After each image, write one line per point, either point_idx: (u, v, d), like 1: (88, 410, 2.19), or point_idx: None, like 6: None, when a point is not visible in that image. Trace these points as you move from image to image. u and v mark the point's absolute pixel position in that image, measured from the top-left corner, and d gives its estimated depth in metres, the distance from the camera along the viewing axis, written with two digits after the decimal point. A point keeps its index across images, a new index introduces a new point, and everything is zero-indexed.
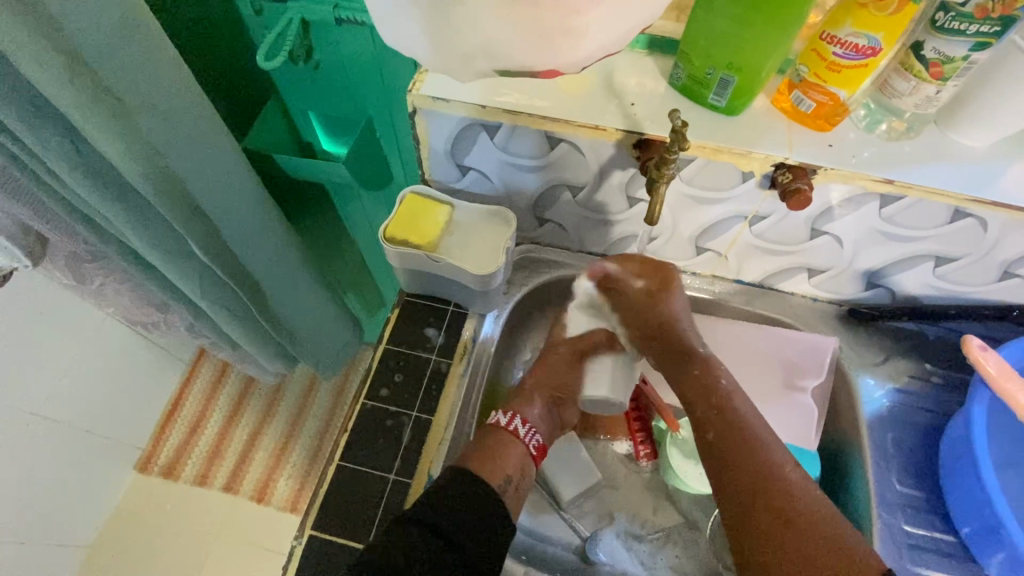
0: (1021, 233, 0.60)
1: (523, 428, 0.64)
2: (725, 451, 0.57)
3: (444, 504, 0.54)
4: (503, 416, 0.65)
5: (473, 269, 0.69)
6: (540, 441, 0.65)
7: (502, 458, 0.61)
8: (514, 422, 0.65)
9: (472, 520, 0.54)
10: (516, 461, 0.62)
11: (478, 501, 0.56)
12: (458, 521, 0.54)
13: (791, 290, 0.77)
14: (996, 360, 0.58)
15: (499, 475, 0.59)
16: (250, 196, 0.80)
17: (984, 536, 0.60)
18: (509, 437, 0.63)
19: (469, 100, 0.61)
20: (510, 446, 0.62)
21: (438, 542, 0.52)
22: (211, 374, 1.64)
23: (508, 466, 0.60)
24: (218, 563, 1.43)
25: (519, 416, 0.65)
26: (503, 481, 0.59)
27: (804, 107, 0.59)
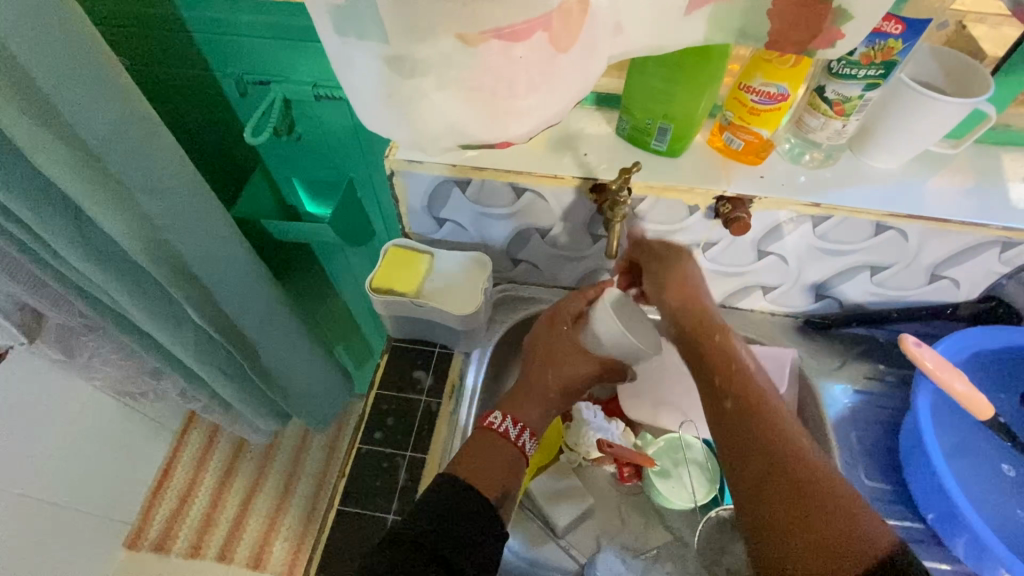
0: (938, 239, 0.68)
1: (530, 443, 0.65)
2: (749, 445, 0.56)
3: (424, 518, 0.55)
4: (512, 426, 0.65)
5: (455, 310, 0.72)
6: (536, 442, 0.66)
7: (498, 469, 0.62)
8: (523, 437, 0.65)
9: (457, 528, 0.55)
10: (507, 467, 0.63)
11: (464, 509, 0.57)
12: (441, 531, 0.55)
13: (751, 307, 0.84)
14: (931, 354, 0.64)
15: (495, 487, 0.61)
16: (240, 259, 0.84)
17: (947, 519, 0.64)
18: (505, 446, 0.64)
19: (440, 162, 0.68)
20: (506, 456, 0.63)
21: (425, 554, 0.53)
22: (201, 438, 1.63)
23: (497, 476, 0.61)
24: None
25: (529, 431, 0.65)
26: (499, 496, 0.60)
27: (735, 145, 0.67)
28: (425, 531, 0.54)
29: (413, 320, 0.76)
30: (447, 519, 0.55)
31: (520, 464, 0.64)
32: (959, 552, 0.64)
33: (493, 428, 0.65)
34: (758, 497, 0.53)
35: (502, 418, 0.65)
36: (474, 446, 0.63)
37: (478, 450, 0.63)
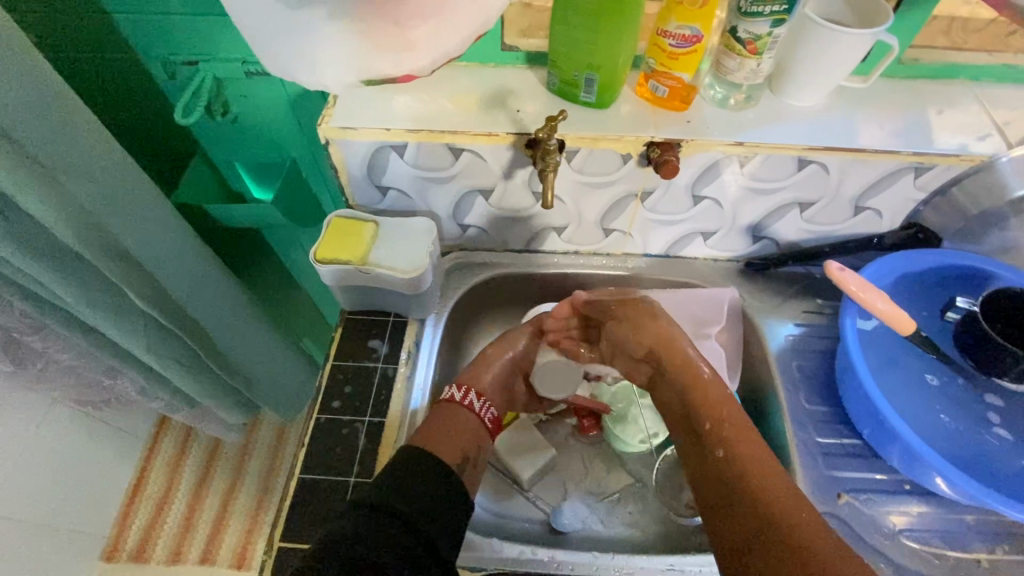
0: (856, 171, 0.71)
1: (478, 402, 0.69)
2: (731, 473, 0.56)
3: (406, 491, 0.56)
4: (458, 392, 0.70)
5: (405, 271, 0.72)
6: (495, 414, 0.70)
7: (464, 438, 0.65)
8: (468, 397, 0.69)
9: (437, 511, 0.56)
10: (473, 435, 0.66)
11: (442, 492, 0.58)
12: (422, 510, 0.55)
13: (694, 255, 0.87)
14: (854, 277, 0.68)
15: (457, 453, 0.63)
16: (182, 242, 0.83)
17: (879, 431, 0.68)
18: (469, 415, 0.68)
19: (373, 126, 0.69)
20: (471, 423, 0.67)
21: (403, 530, 0.53)
22: (174, 442, 1.61)
23: (464, 441, 0.65)
24: None
25: (473, 391, 0.70)
26: (460, 462, 0.63)
27: (660, 92, 0.69)
28: (404, 505, 0.55)
29: (363, 290, 0.77)
30: (427, 497, 0.56)
31: (482, 434, 0.67)
32: (892, 460, 0.68)
33: (460, 402, 0.68)
34: (724, 487, 0.56)
35: (462, 389, 0.70)
36: (441, 415, 0.67)
37: (448, 419, 0.66)
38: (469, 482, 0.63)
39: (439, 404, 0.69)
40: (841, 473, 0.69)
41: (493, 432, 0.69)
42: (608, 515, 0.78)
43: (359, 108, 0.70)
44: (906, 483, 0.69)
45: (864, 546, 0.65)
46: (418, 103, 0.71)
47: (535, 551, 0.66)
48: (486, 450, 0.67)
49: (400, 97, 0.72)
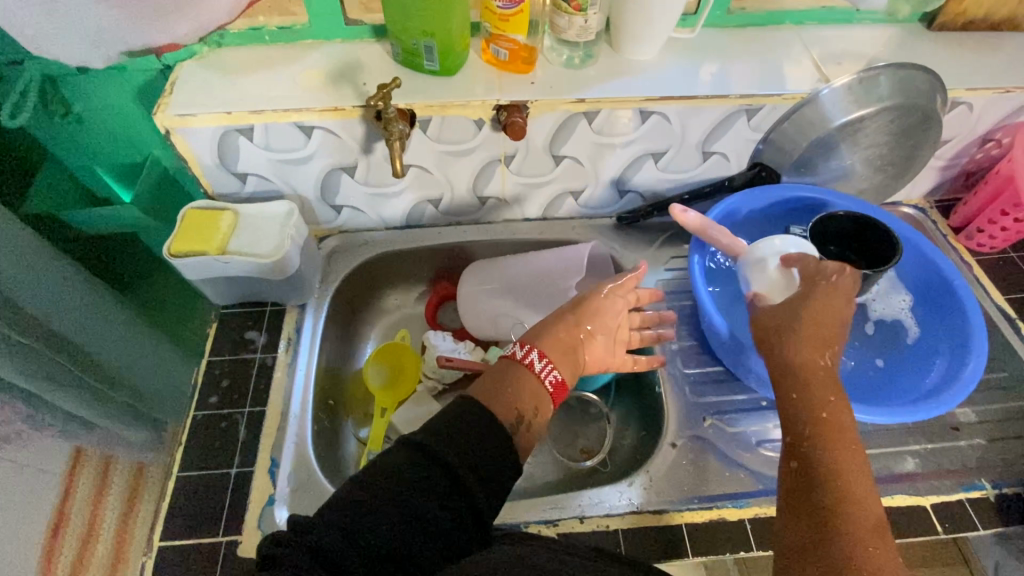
0: (695, 118, 0.76)
1: (540, 363, 0.64)
2: (814, 485, 0.49)
3: (467, 446, 0.52)
4: (520, 349, 0.65)
5: (264, 258, 0.70)
6: (558, 377, 0.64)
7: (521, 396, 0.60)
8: (530, 355, 0.64)
9: (494, 473, 0.52)
10: (532, 397, 0.61)
11: (503, 459, 0.53)
12: (483, 467, 0.51)
13: (569, 214, 0.90)
14: (693, 214, 0.71)
15: (512, 411, 0.58)
16: (18, 243, 0.76)
17: (731, 355, 0.73)
18: (531, 376, 0.62)
19: (212, 112, 0.67)
20: (529, 385, 0.61)
21: (460, 486, 0.50)
22: (94, 474, 1.45)
23: (523, 402, 0.59)
24: None
25: (535, 350, 0.64)
26: (516, 419, 0.57)
27: (502, 55, 0.71)
28: (462, 461, 0.51)
29: (233, 282, 0.75)
30: (488, 461, 0.52)
31: (541, 397, 0.61)
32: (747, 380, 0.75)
33: (520, 360, 0.63)
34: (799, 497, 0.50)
35: (526, 348, 0.65)
36: (502, 376, 0.62)
37: (505, 381, 0.61)
38: (521, 443, 0.58)
39: (502, 359, 0.65)
40: (706, 398, 0.75)
41: (555, 397, 0.63)
42: None
43: (197, 95, 0.69)
44: (763, 399, 0.75)
45: (728, 462, 0.70)
46: (262, 84, 0.70)
47: None
48: (546, 415, 0.61)
49: (241, 80, 0.71)
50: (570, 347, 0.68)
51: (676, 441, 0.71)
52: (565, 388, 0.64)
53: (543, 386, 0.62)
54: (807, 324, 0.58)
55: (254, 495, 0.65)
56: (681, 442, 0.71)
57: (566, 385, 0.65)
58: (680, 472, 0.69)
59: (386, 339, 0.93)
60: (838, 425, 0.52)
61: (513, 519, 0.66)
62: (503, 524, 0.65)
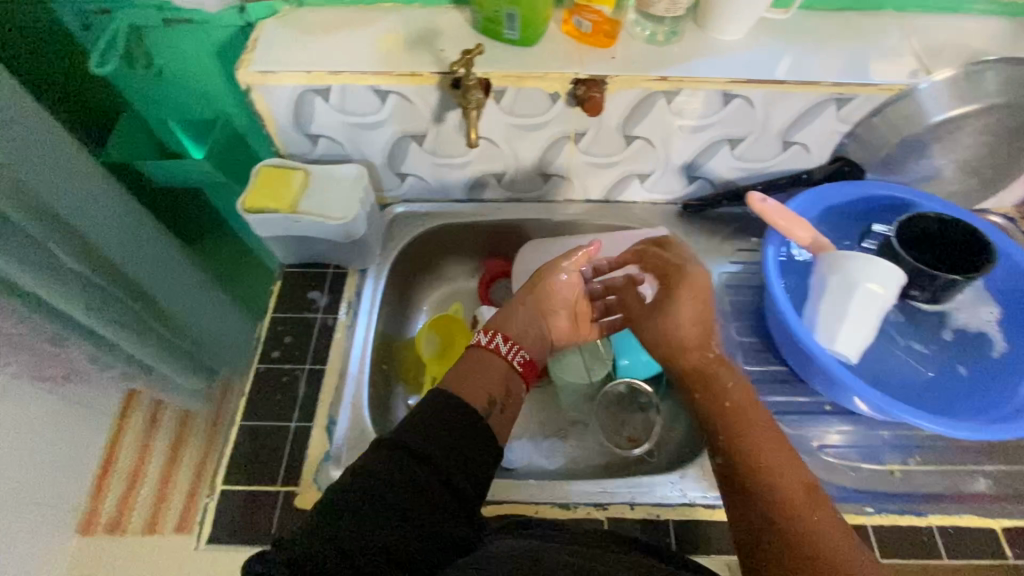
0: (780, 104, 0.72)
1: (505, 345, 0.66)
2: (753, 499, 0.54)
3: (436, 433, 0.54)
4: (484, 335, 0.68)
5: (336, 218, 0.71)
6: (524, 357, 0.67)
7: (491, 379, 0.62)
8: (494, 340, 0.67)
9: (472, 449, 0.55)
10: (502, 380, 0.63)
11: (473, 431, 0.55)
12: (454, 452, 0.53)
13: (633, 199, 0.88)
14: (774, 206, 0.68)
15: (482, 397, 0.60)
16: (101, 188, 0.80)
17: (799, 356, 0.70)
18: (499, 359, 0.65)
19: (293, 70, 0.68)
20: (500, 368, 0.64)
21: (433, 472, 0.51)
22: (143, 417, 1.61)
23: (493, 385, 0.62)
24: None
25: (498, 333, 0.67)
26: (487, 403, 0.60)
27: (584, 28, 0.69)
28: (434, 453, 0.52)
29: (299, 242, 0.77)
30: (456, 444, 0.54)
31: (512, 378, 0.64)
32: (813, 383, 0.72)
33: (487, 346, 0.66)
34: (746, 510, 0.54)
35: (488, 333, 0.67)
36: (469, 364, 0.64)
37: (475, 369, 0.63)
38: (498, 426, 0.60)
39: (471, 347, 0.67)
40: (766, 398, 0.72)
41: (525, 376, 0.67)
42: (551, 450, 0.82)
43: (279, 52, 0.69)
44: (827, 404, 0.73)
45: None
46: (342, 45, 0.70)
47: None
48: (517, 394, 0.64)
49: (321, 39, 0.70)
50: (532, 327, 0.70)
51: None
52: (533, 368, 0.68)
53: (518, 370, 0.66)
54: (689, 321, 0.67)
55: (313, 449, 0.67)
56: None
57: (534, 364, 0.69)
58: None
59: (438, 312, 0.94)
60: (744, 425, 0.58)
61: (561, 499, 0.66)
62: (553, 502, 0.65)
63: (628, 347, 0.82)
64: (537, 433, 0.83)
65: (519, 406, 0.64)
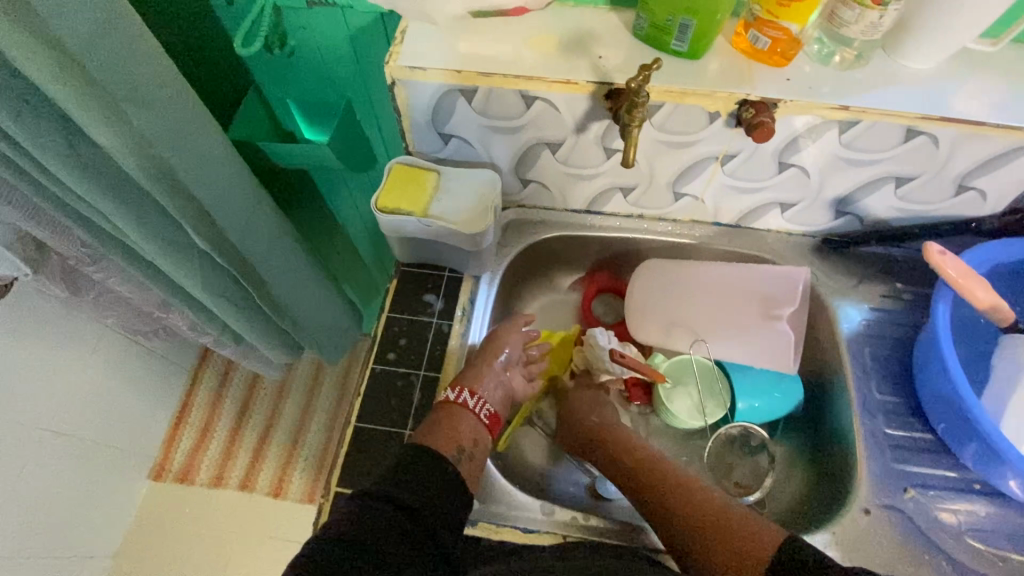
0: (970, 146, 0.64)
1: (473, 400, 0.67)
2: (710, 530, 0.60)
3: (402, 481, 0.57)
4: (452, 391, 0.68)
5: (463, 228, 0.71)
6: (492, 411, 0.69)
7: (458, 431, 0.64)
8: (463, 395, 0.68)
9: (431, 491, 0.57)
10: (471, 431, 0.65)
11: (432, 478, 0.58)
12: (418, 491, 0.57)
13: (765, 227, 0.82)
14: (954, 261, 0.62)
15: (451, 444, 0.63)
16: (237, 175, 0.78)
17: (958, 428, 0.65)
18: (468, 414, 0.67)
19: (443, 68, 0.64)
20: (468, 420, 0.66)
21: (401, 514, 0.54)
22: (214, 376, 1.63)
23: (462, 436, 0.64)
24: (243, 561, 1.41)
25: (467, 389, 0.68)
26: (457, 450, 0.62)
27: (761, 44, 0.62)
28: (402, 491, 0.56)
29: (422, 244, 0.75)
30: (423, 483, 0.57)
31: (480, 431, 0.66)
32: (966, 460, 0.66)
33: (454, 401, 0.67)
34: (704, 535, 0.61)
35: (456, 390, 0.68)
36: (441, 417, 0.66)
37: (447, 421, 0.65)
38: (466, 474, 0.62)
39: (438, 406, 0.68)
40: (909, 467, 0.67)
41: (491, 428, 0.68)
42: None
43: (428, 46, 0.66)
44: (977, 482, 0.66)
45: (923, 542, 0.63)
46: (493, 43, 0.66)
47: (587, 517, 0.66)
48: (486, 444, 0.66)
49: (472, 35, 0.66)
50: (500, 385, 0.71)
51: (869, 507, 0.65)
52: (500, 420, 0.69)
53: (483, 423, 0.67)
54: None
55: None
56: (876, 510, 0.64)
57: (500, 418, 0.70)
58: (869, 542, 0.63)
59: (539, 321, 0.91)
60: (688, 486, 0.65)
61: None
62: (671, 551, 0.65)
63: (745, 389, 0.78)
64: None
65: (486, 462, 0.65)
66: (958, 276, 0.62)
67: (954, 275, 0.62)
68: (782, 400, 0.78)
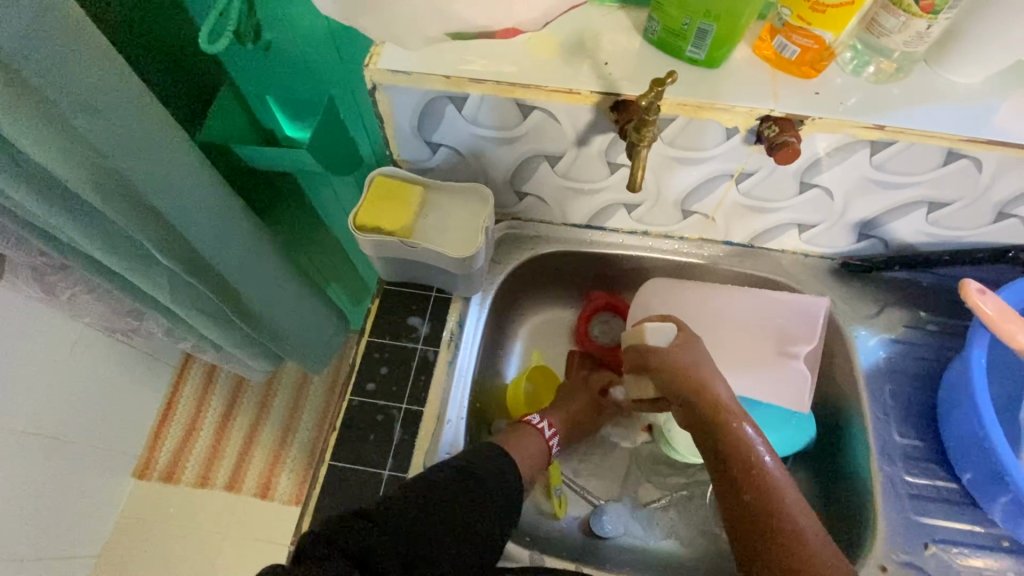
0: (1016, 171, 0.58)
1: (554, 436, 0.71)
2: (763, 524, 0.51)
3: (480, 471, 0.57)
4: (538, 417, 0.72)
5: (452, 250, 0.65)
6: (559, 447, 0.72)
7: (536, 458, 0.68)
8: (545, 425, 0.71)
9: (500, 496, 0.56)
10: (539, 458, 0.68)
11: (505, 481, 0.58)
12: (496, 487, 0.57)
13: (781, 247, 0.75)
14: (994, 302, 0.56)
15: (527, 470, 0.66)
16: (208, 184, 0.71)
17: (988, 482, 0.59)
18: (540, 440, 0.69)
19: (429, 72, 0.57)
20: (539, 446, 0.69)
21: (473, 498, 0.54)
22: (200, 376, 1.56)
23: (532, 460, 0.67)
24: (229, 565, 1.38)
25: (552, 422, 0.72)
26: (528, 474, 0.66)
27: (788, 53, 0.55)
28: (481, 481, 0.56)
29: (407, 263, 0.69)
30: (498, 483, 0.57)
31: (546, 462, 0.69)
32: (994, 514, 0.60)
33: (533, 424, 0.71)
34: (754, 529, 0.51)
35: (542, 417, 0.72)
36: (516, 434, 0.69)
37: (520, 439, 0.68)
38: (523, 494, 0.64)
39: (517, 423, 0.71)
40: (931, 521, 0.61)
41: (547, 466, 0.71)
42: (648, 522, 0.74)
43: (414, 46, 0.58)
44: (1004, 539, 0.61)
45: None
46: (487, 44, 0.59)
47: (579, 569, 0.61)
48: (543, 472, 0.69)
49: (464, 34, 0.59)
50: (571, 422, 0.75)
51: (886, 564, 0.59)
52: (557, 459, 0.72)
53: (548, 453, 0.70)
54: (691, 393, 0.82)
55: None
56: (893, 566, 0.59)
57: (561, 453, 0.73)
58: None
59: (534, 342, 0.85)
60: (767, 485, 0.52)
61: None
62: None
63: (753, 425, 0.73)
64: (634, 498, 0.76)
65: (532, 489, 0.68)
66: (995, 310, 0.55)
67: (989, 308, 0.55)
68: (790, 437, 0.73)
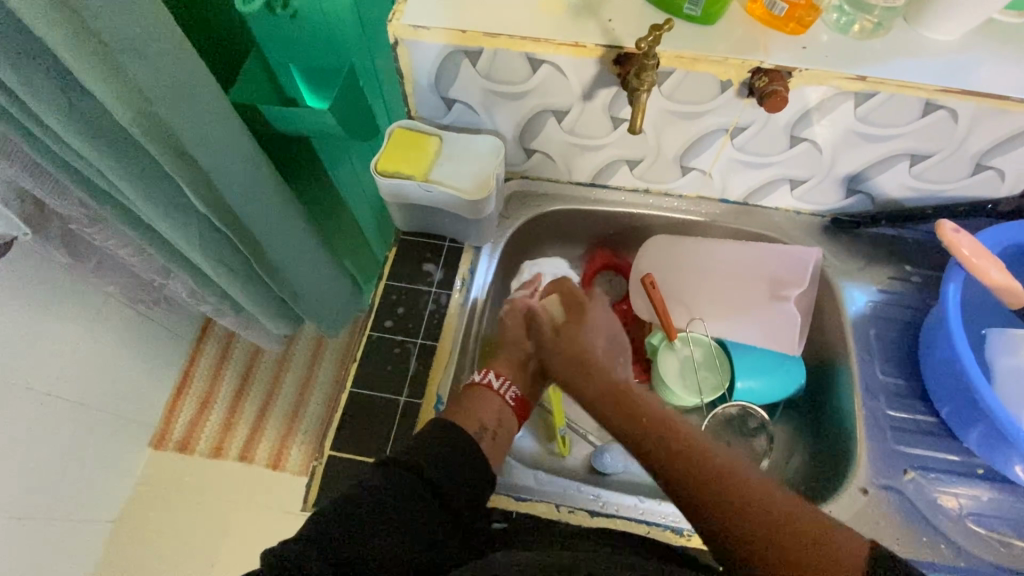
0: (991, 122, 0.62)
1: (498, 381, 0.67)
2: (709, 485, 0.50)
3: (442, 463, 0.54)
4: (479, 373, 0.68)
5: (467, 195, 0.71)
6: (517, 393, 0.68)
7: (481, 410, 0.64)
8: (488, 377, 0.67)
9: (471, 488, 0.54)
10: (494, 411, 0.65)
11: (475, 469, 0.55)
12: (453, 478, 0.53)
13: (774, 205, 0.80)
14: (969, 240, 0.61)
15: (474, 423, 0.62)
16: (237, 137, 0.77)
17: (962, 412, 0.64)
18: (494, 397, 0.66)
19: (447, 27, 0.62)
20: (494, 403, 0.65)
21: (432, 496, 0.52)
22: (218, 344, 1.54)
23: (484, 416, 0.63)
24: (238, 540, 1.29)
25: (492, 370, 0.68)
26: (479, 429, 0.62)
27: (778, 10, 0.60)
28: (439, 476, 0.53)
29: (424, 210, 0.75)
30: (458, 473, 0.54)
31: (505, 409, 0.65)
32: (968, 443, 0.65)
33: (480, 383, 0.67)
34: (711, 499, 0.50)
35: (483, 372, 0.68)
36: (463, 398, 0.65)
37: (470, 401, 0.65)
38: (489, 451, 0.62)
39: (463, 388, 0.67)
40: (910, 450, 0.66)
41: (519, 411, 0.67)
42: None
43: (433, 4, 0.64)
44: (979, 467, 0.65)
45: (923, 524, 0.62)
46: (500, 3, 0.64)
47: (579, 488, 0.66)
48: (511, 424, 0.65)
49: None
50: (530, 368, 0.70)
51: (867, 487, 0.64)
52: (526, 403, 0.68)
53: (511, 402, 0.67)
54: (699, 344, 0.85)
55: (420, 427, 0.67)
56: (874, 490, 0.64)
57: (528, 403, 0.69)
58: (866, 522, 0.62)
59: None
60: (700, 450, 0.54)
61: (675, 523, 0.64)
62: (663, 523, 0.64)
63: (745, 368, 0.77)
64: None
65: (512, 439, 0.65)
66: (969, 250, 0.61)
67: (965, 248, 0.61)
68: (782, 381, 0.77)
